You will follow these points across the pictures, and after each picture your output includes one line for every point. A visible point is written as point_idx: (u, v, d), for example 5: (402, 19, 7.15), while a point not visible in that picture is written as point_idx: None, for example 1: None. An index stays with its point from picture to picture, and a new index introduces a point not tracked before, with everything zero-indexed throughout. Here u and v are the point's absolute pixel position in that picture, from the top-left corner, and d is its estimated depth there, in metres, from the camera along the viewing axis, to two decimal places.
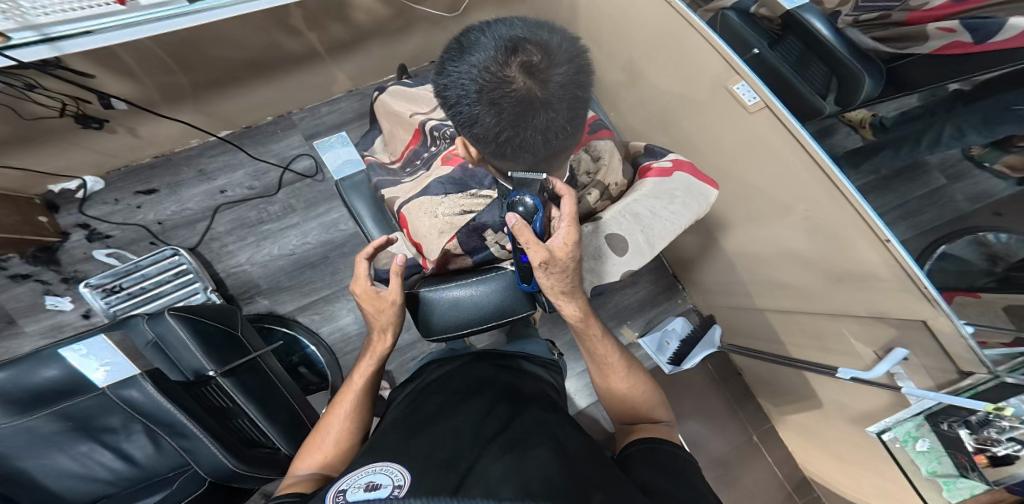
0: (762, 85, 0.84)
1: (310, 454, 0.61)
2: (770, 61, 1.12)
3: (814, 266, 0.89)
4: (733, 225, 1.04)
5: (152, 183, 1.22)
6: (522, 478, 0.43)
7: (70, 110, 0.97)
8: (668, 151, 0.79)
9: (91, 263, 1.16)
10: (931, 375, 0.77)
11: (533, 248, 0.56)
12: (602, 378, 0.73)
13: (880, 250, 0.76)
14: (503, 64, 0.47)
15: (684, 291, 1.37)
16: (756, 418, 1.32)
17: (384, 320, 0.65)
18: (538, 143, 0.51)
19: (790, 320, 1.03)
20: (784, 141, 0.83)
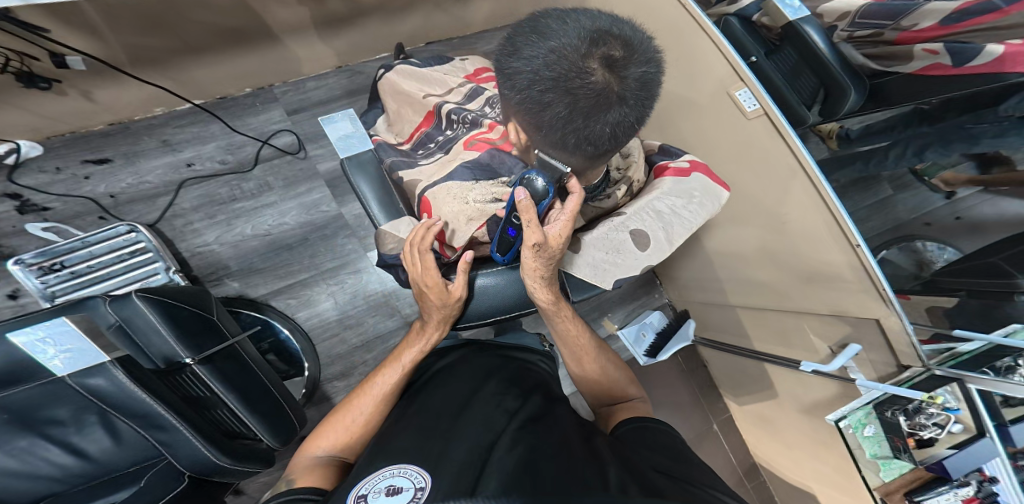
0: (763, 92, 0.88)
1: (332, 431, 0.61)
2: (763, 70, 1.15)
3: (787, 266, 0.95)
4: (716, 224, 1.07)
5: (105, 152, 1.10)
6: (537, 470, 0.44)
7: (15, 65, 0.87)
8: (683, 151, 0.80)
9: (21, 237, 1.03)
10: (873, 367, 0.88)
11: (530, 231, 0.57)
12: (578, 364, 0.75)
13: (847, 252, 0.83)
14: (585, 54, 0.44)
15: (661, 287, 1.42)
16: (716, 407, 1.42)
17: (439, 314, 0.66)
18: (605, 138, 0.48)
19: (756, 316, 1.10)
20: (778, 148, 0.87)
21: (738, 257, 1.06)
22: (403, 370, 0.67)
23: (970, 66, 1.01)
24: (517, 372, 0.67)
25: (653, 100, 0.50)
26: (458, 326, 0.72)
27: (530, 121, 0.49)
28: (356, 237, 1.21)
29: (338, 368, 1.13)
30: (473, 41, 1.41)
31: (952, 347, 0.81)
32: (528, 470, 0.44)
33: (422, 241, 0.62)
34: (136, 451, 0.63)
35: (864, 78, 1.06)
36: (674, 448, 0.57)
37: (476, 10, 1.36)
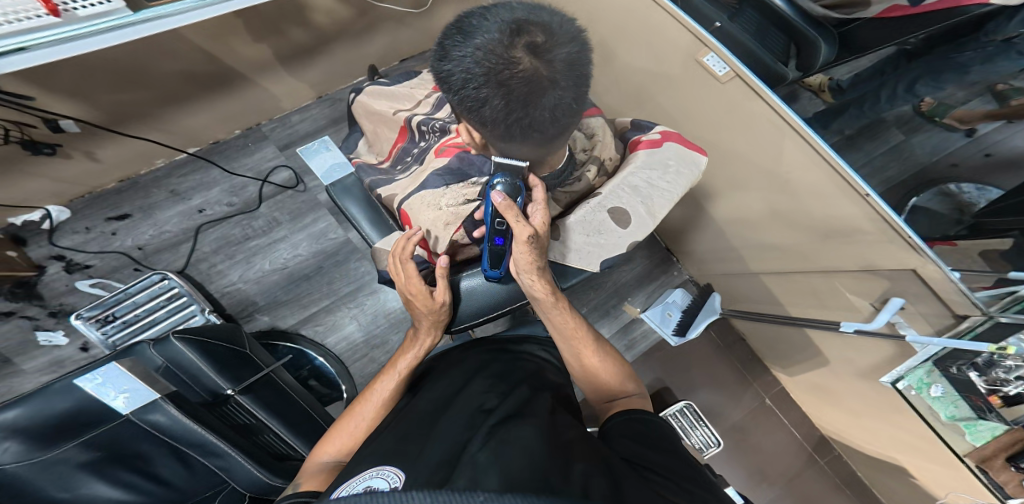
0: (731, 55, 0.86)
1: (335, 440, 0.61)
2: (729, 32, 1.11)
3: (801, 226, 0.91)
4: (721, 193, 1.06)
5: (123, 208, 1.21)
6: (510, 462, 0.42)
7: (16, 136, 0.93)
8: (656, 123, 0.78)
9: (75, 294, 1.14)
10: (929, 322, 0.76)
11: (519, 223, 0.58)
12: (575, 358, 0.72)
13: (858, 203, 0.78)
14: (508, 45, 0.44)
15: (679, 263, 1.39)
16: (767, 381, 1.33)
17: (430, 319, 0.65)
18: (548, 122, 0.48)
19: (788, 279, 1.04)
20: (758, 108, 0.85)
21: (748, 224, 1.04)
22: (399, 376, 0.68)
23: (926, 4, 0.95)
24: (506, 370, 0.67)
25: (590, 79, 0.50)
26: (454, 330, 0.71)
27: (473, 118, 0.48)
28: (366, 258, 1.25)
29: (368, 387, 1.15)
30: None
31: (1014, 290, 0.67)
32: (500, 463, 0.42)
33: (405, 255, 0.62)
34: (209, 477, 0.65)
35: (834, 29, 1.08)
36: (663, 442, 0.55)
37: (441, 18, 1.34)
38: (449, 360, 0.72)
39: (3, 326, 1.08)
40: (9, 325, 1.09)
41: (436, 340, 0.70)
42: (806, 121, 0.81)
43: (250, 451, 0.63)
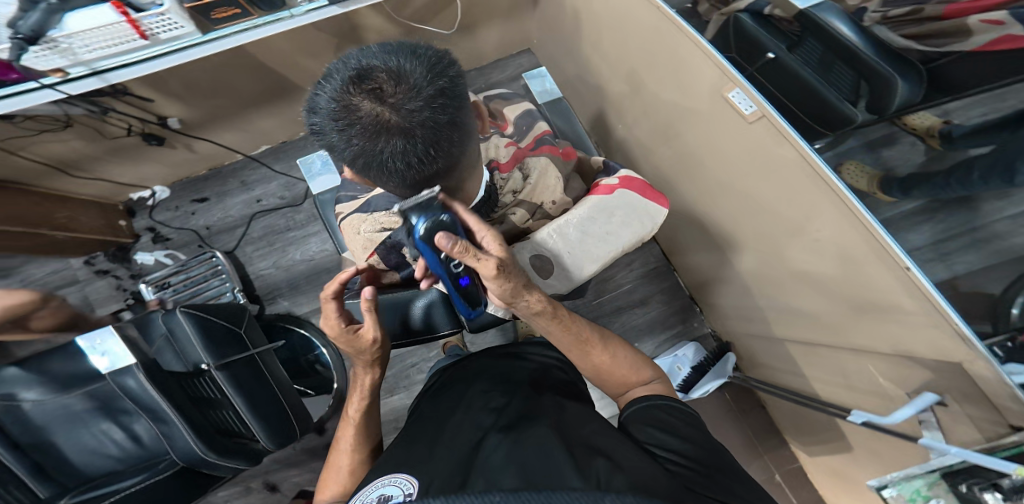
0: (757, 92, 0.76)
1: (331, 486, 0.66)
2: (785, 65, 1.05)
3: (834, 295, 0.79)
4: (744, 247, 0.96)
5: (204, 192, 1.38)
6: (527, 462, 0.45)
7: (136, 129, 1.11)
8: (623, 166, 0.78)
9: (153, 262, 1.34)
10: (976, 424, 0.61)
11: (482, 264, 0.51)
12: (586, 359, 0.69)
13: (896, 274, 0.65)
14: (346, 92, 0.43)
15: (701, 314, 1.32)
16: (780, 455, 1.20)
17: (366, 359, 0.66)
18: (401, 172, 0.46)
19: (811, 352, 0.92)
20: (784, 153, 0.75)
21: (775, 284, 0.92)
22: (357, 423, 0.69)
23: None
24: (515, 372, 0.69)
25: (453, 128, 0.47)
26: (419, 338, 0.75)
27: (330, 157, 0.48)
28: None
29: None
30: (485, 71, 1.42)
31: None
32: (515, 463, 0.45)
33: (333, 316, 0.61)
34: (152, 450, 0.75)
35: (921, 68, 0.96)
36: (683, 427, 0.57)
37: (487, 39, 1.33)
38: (437, 382, 0.74)
39: (98, 281, 1.31)
40: (102, 281, 1.31)
41: (376, 376, 0.70)
42: (836, 173, 0.70)
43: (191, 419, 0.70)
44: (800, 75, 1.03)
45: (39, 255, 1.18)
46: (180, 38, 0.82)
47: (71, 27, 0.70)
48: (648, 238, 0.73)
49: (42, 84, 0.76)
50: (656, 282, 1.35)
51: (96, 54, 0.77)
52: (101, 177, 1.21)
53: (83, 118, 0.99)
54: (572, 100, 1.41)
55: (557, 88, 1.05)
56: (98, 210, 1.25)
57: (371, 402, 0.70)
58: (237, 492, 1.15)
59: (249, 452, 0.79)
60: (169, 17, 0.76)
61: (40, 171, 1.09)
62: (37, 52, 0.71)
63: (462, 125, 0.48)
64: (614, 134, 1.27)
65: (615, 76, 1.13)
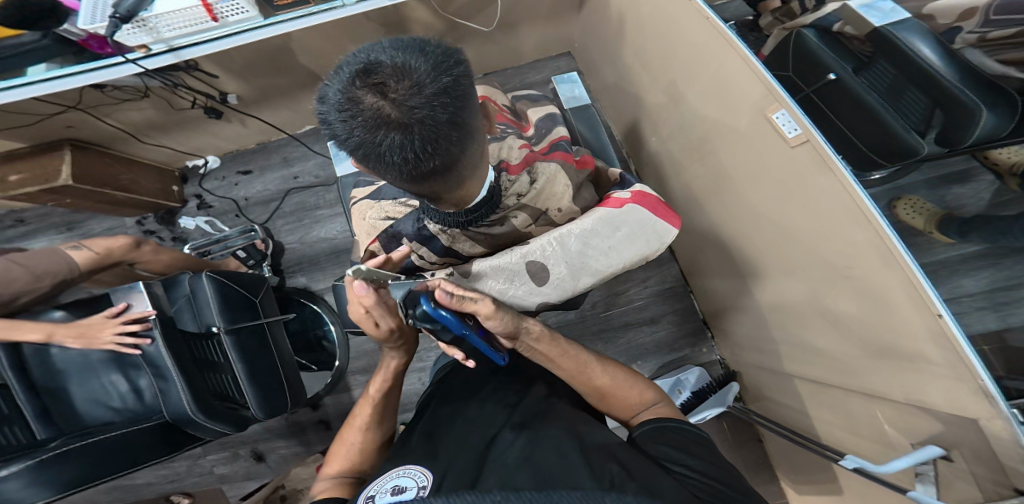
0: (804, 115, 0.72)
1: (338, 460, 0.67)
2: (849, 86, 0.98)
3: (856, 336, 0.74)
4: (767, 275, 0.92)
5: (250, 165, 1.44)
6: (540, 464, 0.48)
7: (200, 103, 1.16)
8: (638, 181, 0.76)
9: (193, 228, 1.41)
10: (977, 483, 0.57)
11: (481, 302, 0.58)
12: (588, 379, 0.65)
13: (927, 320, 0.61)
14: (352, 83, 0.44)
15: (712, 340, 1.28)
16: (770, 492, 1.15)
17: (380, 334, 0.66)
18: (398, 165, 0.47)
19: (820, 392, 0.87)
20: (824, 181, 0.71)
21: (794, 318, 0.88)
22: (375, 403, 0.70)
23: None
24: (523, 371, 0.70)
25: (455, 128, 0.47)
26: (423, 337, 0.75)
27: (333, 145, 0.49)
28: None
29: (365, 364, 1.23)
30: (524, 71, 1.42)
31: None
32: (527, 464, 0.49)
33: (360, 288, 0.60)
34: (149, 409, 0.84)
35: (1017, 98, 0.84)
36: (693, 445, 0.55)
37: (528, 39, 1.33)
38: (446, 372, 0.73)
39: (144, 240, 1.40)
40: (148, 241, 1.40)
41: (400, 361, 0.72)
42: (879, 208, 0.65)
43: (190, 382, 0.76)
44: (864, 100, 0.95)
45: (101, 210, 1.29)
46: (245, 21, 0.85)
47: (158, 8, 0.76)
48: (654, 256, 0.71)
49: (126, 58, 0.81)
50: (671, 302, 1.32)
51: (175, 33, 0.82)
52: (162, 143, 1.29)
53: (159, 89, 1.05)
54: (609, 107, 1.39)
55: (586, 94, 1.04)
56: (156, 174, 1.34)
57: (391, 386, 0.71)
58: (226, 457, 1.23)
59: (237, 419, 0.83)
60: (237, 1, 0.80)
61: (115, 136, 1.19)
62: (129, 30, 0.78)
63: (464, 126, 0.48)
64: (647, 147, 1.25)
65: (655, 88, 1.10)
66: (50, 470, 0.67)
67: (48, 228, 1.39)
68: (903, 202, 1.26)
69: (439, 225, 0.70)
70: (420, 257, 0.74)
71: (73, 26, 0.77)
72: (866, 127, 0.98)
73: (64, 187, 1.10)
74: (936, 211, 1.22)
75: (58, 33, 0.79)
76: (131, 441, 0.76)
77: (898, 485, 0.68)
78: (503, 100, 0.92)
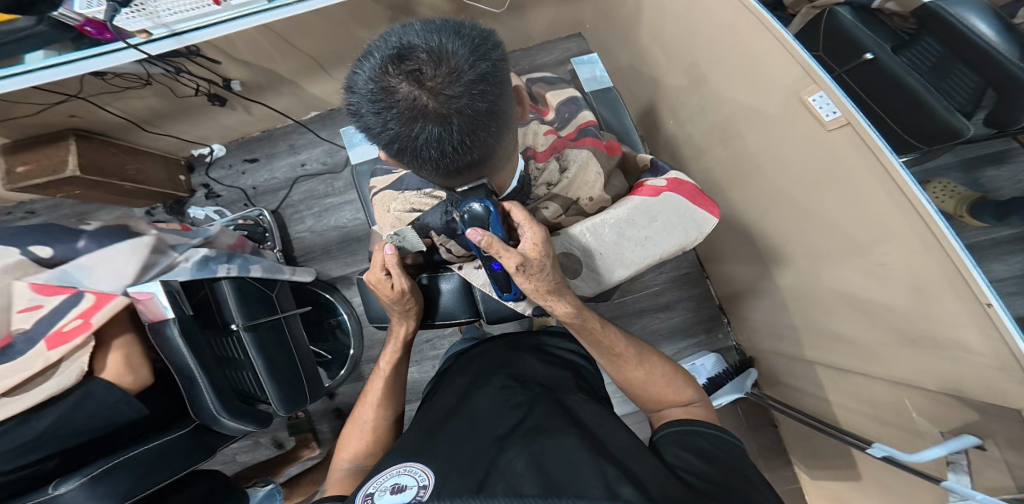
0: (846, 97, 0.69)
1: (349, 445, 0.65)
2: (887, 66, 0.94)
3: (886, 323, 0.72)
4: (791, 262, 0.89)
5: (256, 153, 1.42)
6: (545, 466, 0.45)
7: (203, 90, 1.13)
8: (672, 167, 0.74)
9: (203, 216, 1.40)
10: (1011, 472, 0.56)
11: (506, 256, 0.56)
12: (619, 371, 0.69)
13: (971, 309, 0.59)
14: (386, 71, 0.41)
15: (728, 325, 1.27)
16: (784, 475, 1.16)
17: (400, 306, 0.66)
18: (435, 158, 0.45)
19: (842, 379, 0.86)
20: (864, 166, 0.68)
21: (818, 305, 0.86)
22: (383, 383, 0.68)
23: None
24: (534, 369, 0.66)
25: (493, 117, 0.44)
26: (435, 324, 0.74)
27: (364, 138, 0.47)
28: None
29: None
30: (534, 53, 1.37)
31: None
32: (537, 465, 0.45)
33: (378, 267, 0.63)
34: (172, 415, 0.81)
35: None
36: (719, 457, 0.55)
37: (538, 21, 1.28)
38: (456, 367, 0.73)
39: None
40: None
41: (411, 328, 0.71)
42: (926, 194, 0.62)
43: (215, 380, 0.76)
44: (903, 79, 0.92)
45: (109, 200, 1.28)
46: (247, 4, 0.81)
47: None
48: (692, 246, 0.69)
49: (127, 44, 0.78)
50: (686, 289, 1.30)
51: (175, 17, 0.78)
52: (166, 131, 1.27)
53: (161, 76, 1.03)
54: (623, 90, 1.34)
55: (607, 76, 0.99)
56: (162, 162, 1.32)
57: (402, 355, 0.71)
58: (247, 445, 1.25)
59: (258, 417, 0.85)
60: None
61: (118, 124, 1.17)
62: (128, 14, 0.74)
63: (501, 115, 0.45)
64: (664, 129, 1.21)
65: (675, 69, 1.06)
66: (106, 484, 0.64)
67: (58, 219, 1.38)
68: (932, 185, 1.24)
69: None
70: (447, 251, 0.73)
71: (68, 11, 0.74)
72: (902, 108, 0.94)
73: (71, 177, 1.09)
74: (967, 194, 1.19)
75: (54, 18, 0.76)
76: (166, 452, 0.73)
77: (926, 474, 0.67)
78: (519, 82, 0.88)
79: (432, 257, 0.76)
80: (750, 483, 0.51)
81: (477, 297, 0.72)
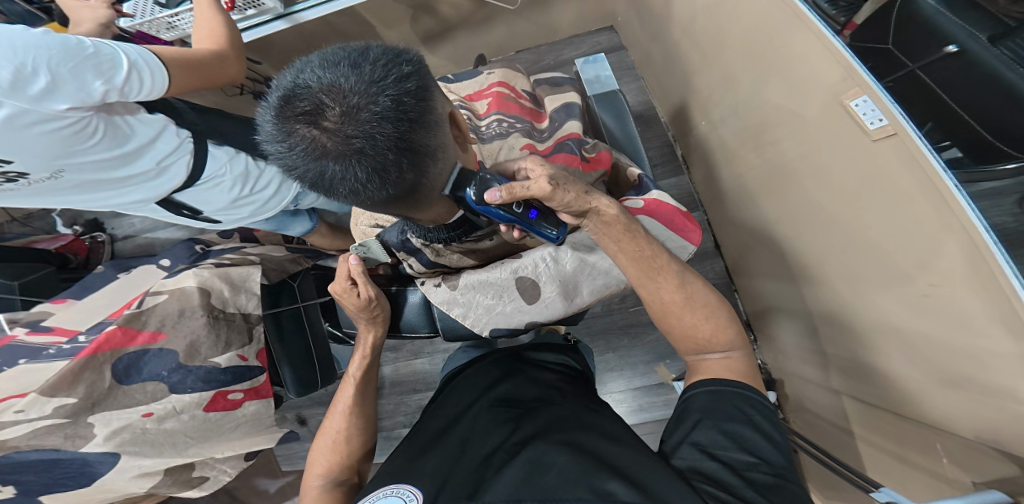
0: (895, 103, 0.60)
1: (319, 461, 0.68)
2: (976, 59, 0.87)
3: (918, 356, 0.63)
4: (823, 285, 0.81)
5: None
6: (535, 479, 0.46)
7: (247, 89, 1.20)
8: (656, 186, 0.70)
9: None
10: None
11: (535, 186, 0.53)
12: (655, 291, 0.61)
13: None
14: (284, 111, 0.43)
15: (755, 344, 1.17)
16: None
17: (366, 314, 0.69)
18: (348, 195, 0.46)
19: (873, 415, 0.75)
20: (915, 185, 0.59)
21: (848, 331, 0.77)
22: (353, 388, 0.71)
23: None
24: (523, 384, 0.66)
25: (408, 152, 0.43)
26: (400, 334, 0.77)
27: (289, 174, 0.49)
28: None
29: (391, 341, 1.25)
30: (560, 48, 1.31)
31: None
32: (522, 481, 0.46)
33: (343, 278, 0.66)
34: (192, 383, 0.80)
35: None
36: (748, 431, 0.52)
37: (563, 14, 1.23)
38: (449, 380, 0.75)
39: None
40: None
41: (379, 335, 0.72)
42: (987, 223, 0.52)
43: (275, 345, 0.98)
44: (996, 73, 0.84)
45: None
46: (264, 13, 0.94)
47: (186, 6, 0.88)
48: None
49: None
50: None
51: None
52: None
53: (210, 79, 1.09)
54: (652, 85, 1.27)
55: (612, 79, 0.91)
56: None
57: (372, 361, 0.72)
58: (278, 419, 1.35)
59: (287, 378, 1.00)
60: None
61: None
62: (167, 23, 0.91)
63: (421, 146, 0.44)
64: (696, 131, 1.12)
65: (708, 68, 0.98)
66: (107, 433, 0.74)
67: None
68: None
69: (422, 240, 0.68)
70: (410, 266, 0.72)
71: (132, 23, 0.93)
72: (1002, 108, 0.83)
73: None
74: None
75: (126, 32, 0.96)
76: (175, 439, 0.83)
77: None
78: (523, 85, 0.87)
79: (401, 269, 0.78)
80: (784, 487, 0.48)
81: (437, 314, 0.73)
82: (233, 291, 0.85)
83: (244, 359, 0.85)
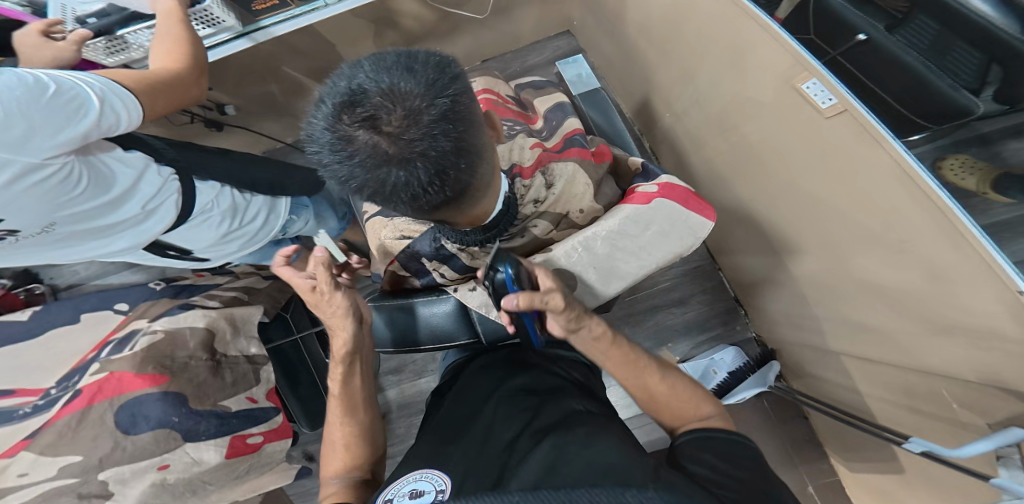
0: (840, 83, 0.68)
1: (332, 462, 0.65)
2: (882, 46, 0.95)
3: (909, 312, 0.68)
4: (805, 254, 0.87)
5: None
6: (561, 466, 0.46)
7: (198, 117, 1.12)
8: (663, 171, 0.73)
9: None
10: None
11: (549, 302, 0.53)
12: (636, 375, 0.62)
13: (999, 290, 0.55)
14: (340, 118, 0.41)
15: (745, 317, 1.23)
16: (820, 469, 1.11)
17: (330, 311, 0.63)
18: (405, 202, 0.45)
19: (874, 370, 0.81)
20: (873, 155, 0.65)
21: (838, 294, 0.82)
22: (341, 400, 0.66)
23: None
24: (540, 376, 0.65)
25: (464, 155, 0.44)
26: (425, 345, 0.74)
27: (334, 186, 0.48)
28: None
29: (393, 364, 1.20)
30: (524, 54, 1.34)
31: None
32: (551, 468, 0.46)
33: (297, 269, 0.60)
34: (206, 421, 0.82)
35: None
36: (745, 460, 0.51)
37: (524, 21, 1.26)
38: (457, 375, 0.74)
39: None
40: None
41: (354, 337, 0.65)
42: (936, 178, 0.60)
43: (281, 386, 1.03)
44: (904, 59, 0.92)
45: None
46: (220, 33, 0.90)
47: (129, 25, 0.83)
48: (690, 250, 0.70)
49: None
50: (699, 282, 1.27)
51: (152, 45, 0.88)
52: None
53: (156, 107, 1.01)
54: (616, 84, 1.32)
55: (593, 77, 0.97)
56: None
57: (353, 368, 0.67)
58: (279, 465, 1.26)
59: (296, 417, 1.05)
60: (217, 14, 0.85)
61: None
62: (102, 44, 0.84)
63: (473, 147, 0.45)
64: (663, 124, 1.18)
65: (667, 62, 1.04)
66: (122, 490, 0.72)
67: None
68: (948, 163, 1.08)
69: (458, 244, 0.68)
70: (441, 274, 0.72)
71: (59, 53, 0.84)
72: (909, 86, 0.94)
73: None
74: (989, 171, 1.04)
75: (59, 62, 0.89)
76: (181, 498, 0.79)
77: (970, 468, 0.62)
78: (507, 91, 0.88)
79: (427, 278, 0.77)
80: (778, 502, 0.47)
81: (474, 317, 0.72)
82: (234, 333, 0.89)
83: (254, 399, 0.89)
